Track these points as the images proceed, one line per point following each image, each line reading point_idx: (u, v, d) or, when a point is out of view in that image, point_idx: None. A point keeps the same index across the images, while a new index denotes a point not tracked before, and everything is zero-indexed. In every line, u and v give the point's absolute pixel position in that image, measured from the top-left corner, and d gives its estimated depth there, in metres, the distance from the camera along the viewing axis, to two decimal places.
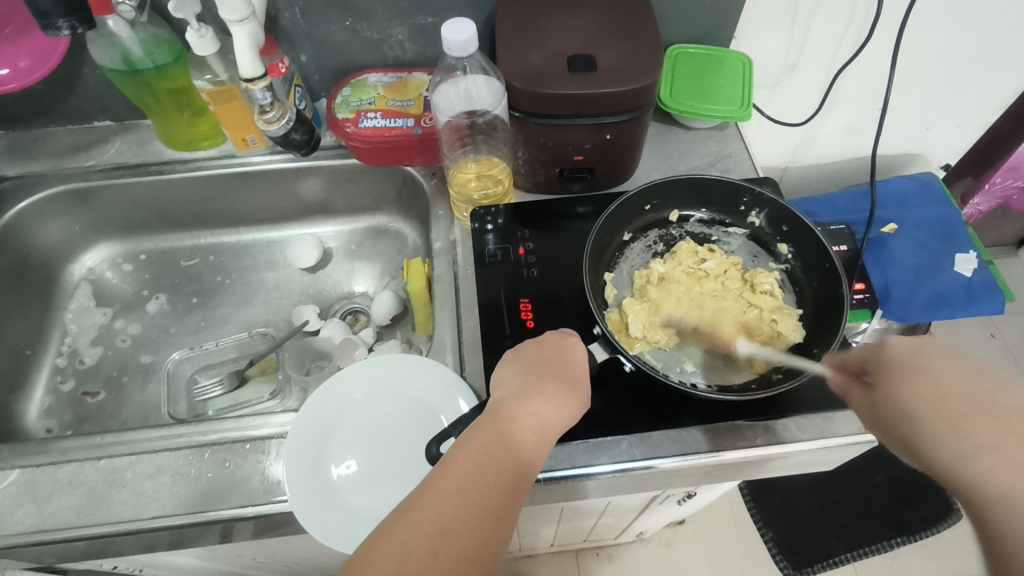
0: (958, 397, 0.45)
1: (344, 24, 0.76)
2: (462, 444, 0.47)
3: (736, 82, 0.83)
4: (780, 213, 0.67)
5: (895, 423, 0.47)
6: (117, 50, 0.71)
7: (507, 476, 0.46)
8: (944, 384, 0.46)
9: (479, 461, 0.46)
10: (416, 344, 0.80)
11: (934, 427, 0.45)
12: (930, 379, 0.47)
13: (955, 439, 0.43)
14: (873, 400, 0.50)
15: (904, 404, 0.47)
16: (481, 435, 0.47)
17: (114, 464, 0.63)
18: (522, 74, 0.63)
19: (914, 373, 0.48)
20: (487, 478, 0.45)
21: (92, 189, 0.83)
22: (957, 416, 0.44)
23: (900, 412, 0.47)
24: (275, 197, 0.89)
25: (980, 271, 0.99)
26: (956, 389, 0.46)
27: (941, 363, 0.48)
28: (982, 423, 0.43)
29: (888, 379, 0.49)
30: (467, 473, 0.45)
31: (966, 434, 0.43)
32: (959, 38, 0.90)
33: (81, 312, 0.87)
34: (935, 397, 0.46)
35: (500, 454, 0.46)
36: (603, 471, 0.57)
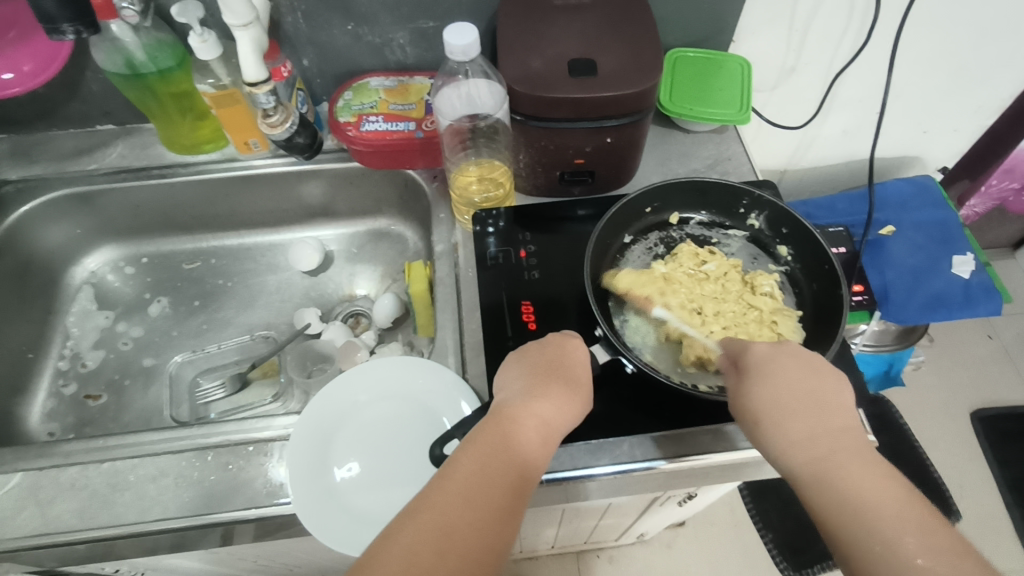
0: (793, 392, 0.50)
1: (345, 28, 0.77)
2: (467, 445, 0.47)
3: (734, 86, 0.83)
4: (779, 216, 0.68)
5: (754, 421, 0.50)
6: (121, 54, 0.72)
7: (513, 477, 0.46)
8: (788, 385, 0.50)
9: (484, 462, 0.46)
10: (417, 347, 0.81)
11: (772, 424, 0.49)
12: (783, 382, 0.50)
13: (789, 434, 0.48)
14: (736, 394, 0.52)
15: (756, 404, 0.50)
16: (485, 437, 0.48)
17: (117, 466, 0.63)
18: (523, 79, 0.64)
19: (765, 374, 0.51)
20: (492, 479, 0.45)
21: (94, 193, 0.83)
22: (797, 415, 0.49)
23: (763, 412, 0.50)
24: (276, 200, 0.89)
25: (977, 273, 1.00)
26: (798, 388, 0.50)
27: (795, 364, 0.51)
28: (806, 412, 0.49)
29: (750, 379, 0.52)
30: (472, 475, 0.45)
31: (798, 431, 0.48)
32: (956, 42, 0.91)
33: (82, 315, 0.87)
34: (774, 396, 0.50)
35: (504, 456, 0.47)
36: (605, 472, 0.58)
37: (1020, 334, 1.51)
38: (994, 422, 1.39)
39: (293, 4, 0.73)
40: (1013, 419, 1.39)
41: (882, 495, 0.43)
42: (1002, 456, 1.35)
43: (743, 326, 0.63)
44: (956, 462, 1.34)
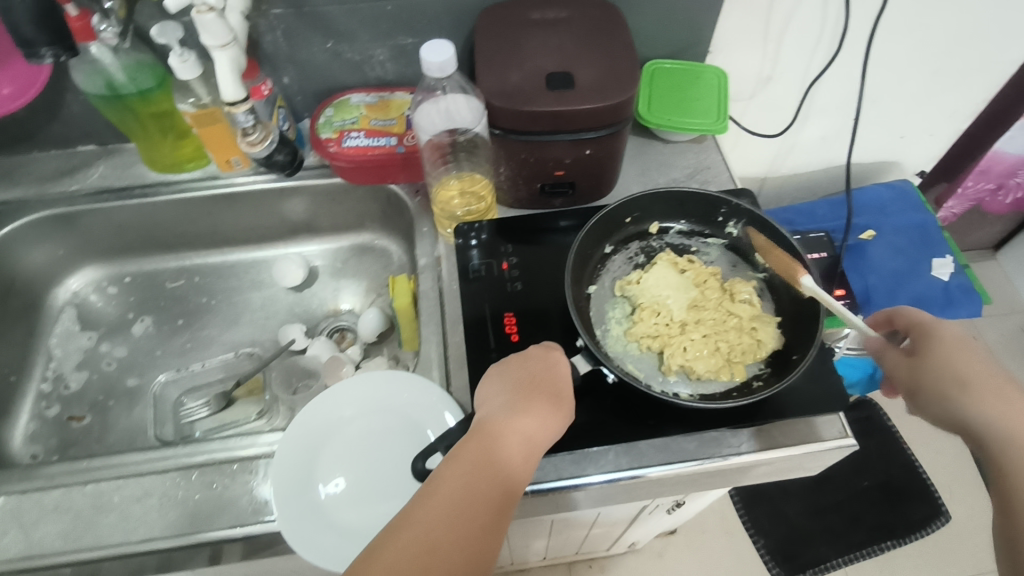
0: (981, 374, 0.49)
1: (325, 46, 0.78)
2: (450, 461, 0.47)
3: (711, 96, 0.85)
4: (757, 224, 0.69)
5: (936, 392, 0.50)
6: (101, 76, 0.72)
7: (498, 495, 0.46)
8: (977, 367, 0.50)
9: (467, 479, 0.46)
10: (403, 361, 0.81)
11: (952, 397, 0.49)
12: (969, 362, 0.50)
13: (979, 411, 0.48)
14: (916, 368, 0.52)
15: (944, 378, 0.50)
16: (468, 453, 0.48)
17: (100, 489, 0.63)
18: (501, 93, 0.65)
19: (950, 352, 0.51)
20: (476, 496, 0.46)
21: (76, 214, 0.83)
22: (989, 391, 0.48)
23: (947, 385, 0.50)
24: (259, 217, 0.90)
25: (957, 275, 1.02)
26: (980, 369, 0.49)
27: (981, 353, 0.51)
28: (999, 393, 0.48)
29: (934, 353, 0.52)
30: (456, 491, 0.45)
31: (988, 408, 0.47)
32: (927, 48, 0.93)
33: (65, 336, 0.87)
34: (963, 373, 0.50)
35: (490, 473, 0.47)
36: (590, 482, 0.58)
37: (1003, 334, 1.54)
38: None
39: (273, 23, 0.74)
40: None
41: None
42: None
43: (723, 334, 0.63)
44: (943, 462, 1.35)
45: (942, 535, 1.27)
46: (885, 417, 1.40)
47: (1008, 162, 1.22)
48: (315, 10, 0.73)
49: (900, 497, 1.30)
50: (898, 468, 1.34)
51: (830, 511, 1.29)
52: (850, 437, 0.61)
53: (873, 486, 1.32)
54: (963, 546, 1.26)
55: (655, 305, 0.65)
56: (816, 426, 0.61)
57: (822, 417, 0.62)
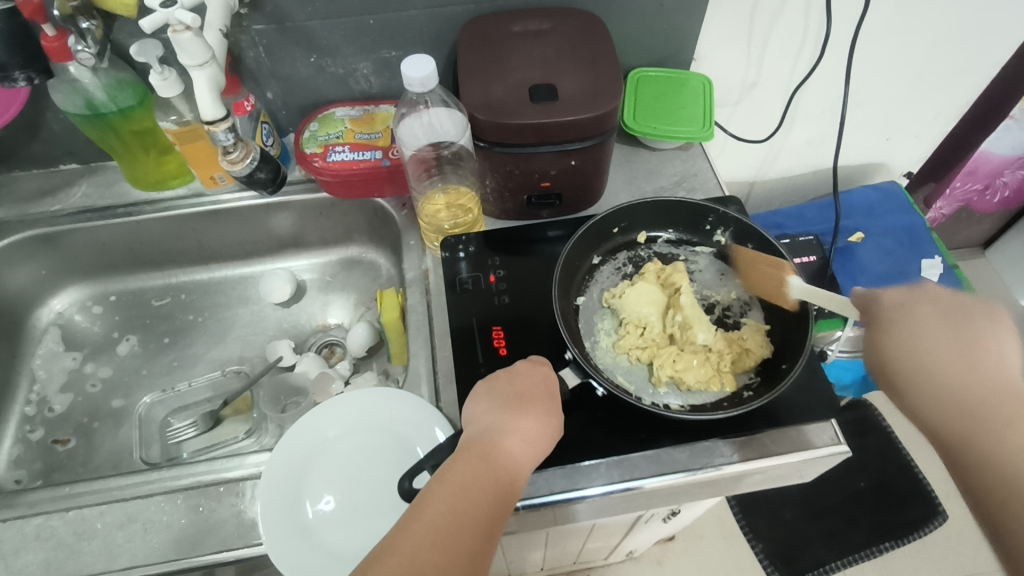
0: (933, 340, 0.48)
1: (308, 61, 0.77)
2: (436, 485, 0.47)
3: (697, 104, 0.85)
4: (744, 232, 0.69)
5: (884, 373, 0.50)
6: (80, 95, 0.71)
7: (483, 519, 0.46)
8: (917, 335, 0.49)
9: (453, 502, 0.46)
10: (393, 375, 0.80)
11: (903, 378, 0.49)
12: (910, 331, 0.50)
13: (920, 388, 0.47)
14: (872, 350, 0.52)
15: (898, 360, 0.49)
16: (455, 475, 0.47)
17: (84, 515, 0.61)
18: (484, 106, 0.64)
19: (891, 323, 0.51)
20: (462, 521, 0.45)
21: (59, 234, 0.82)
22: (924, 357, 0.48)
23: (897, 364, 0.49)
24: (245, 233, 0.89)
25: (944, 277, 1.03)
26: (932, 339, 0.48)
27: (921, 318, 0.50)
28: (953, 363, 0.47)
29: (882, 330, 0.51)
30: (441, 516, 0.45)
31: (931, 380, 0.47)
32: (910, 52, 0.93)
33: (49, 357, 0.85)
34: (918, 344, 0.49)
35: (475, 496, 0.47)
36: (588, 494, 0.57)
37: None
38: None
39: (254, 39, 0.73)
40: None
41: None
42: None
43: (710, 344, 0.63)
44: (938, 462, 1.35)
45: (940, 535, 1.26)
46: (880, 418, 1.40)
47: (994, 161, 1.23)
48: (297, 26, 0.73)
49: (896, 497, 1.30)
50: (894, 469, 1.34)
51: (828, 513, 1.29)
52: (842, 444, 0.60)
53: (870, 487, 1.31)
54: (961, 546, 1.25)
55: (641, 318, 0.64)
56: (808, 434, 0.60)
57: (814, 425, 0.61)
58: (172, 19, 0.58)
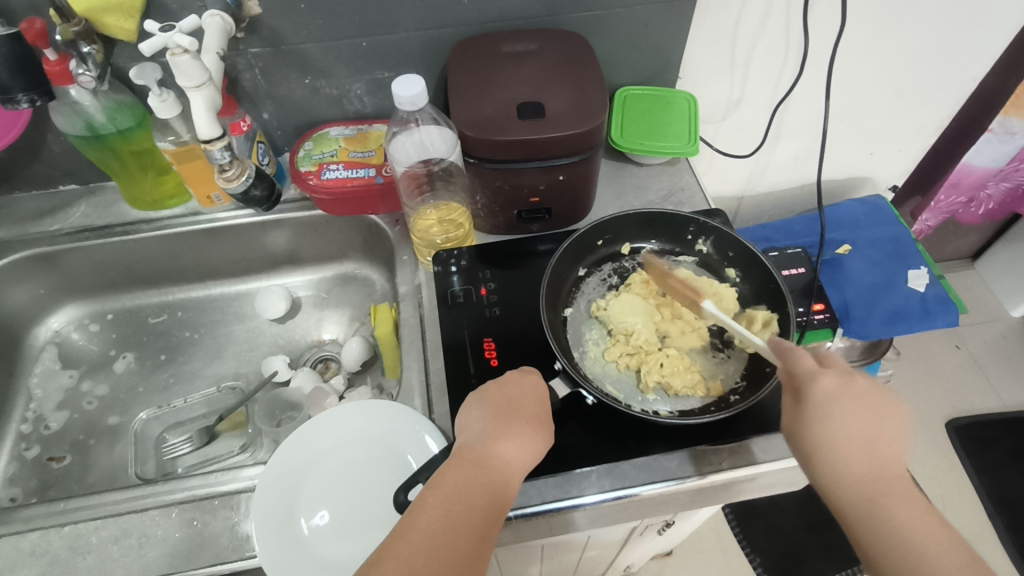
0: (861, 432, 0.50)
1: (303, 82, 0.79)
2: (429, 490, 0.48)
3: (682, 120, 0.87)
4: (725, 240, 0.70)
5: (807, 450, 0.51)
6: (81, 117, 0.73)
7: (478, 524, 0.47)
8: (846, 427, 0.50)
9: (447, 507, 0.47)
10: (386, 389, 0.81)
11: (836, 465, 0.49)
12: (842, 415, 0.50)
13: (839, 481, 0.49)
14: (795, 421, 0.52)
15: (819, 435, 0.50)
16: (448, 482, 0.49)
17: (78, 530, 0.62)
18: (474, 123, 0.66)
19: (823, 407, 0.51)
20: (457, 525, 0.46)
21: (57, 253, 0.83)
22: (846, 456, 0.49)
23: (820, 447, 0.50)
24: (242, 250, 0.90)
25: (932, 286, 1.04)
26: (861, 430, 0.50)
27: (852, 400, 0.51)
28: (861, 452, 0.49)
29: (808, 413, 0.51)
30: (436, 522, 0.46)
31: (853, 466, 0.49)
32: (890, 68, 0.96)
33: (46, 375, 0.86)
34: (842, 429, 0.50)
35: (469, 502, 0.48)
36: (585, 502, 0.58)
37: (986, 341, 1.56)
38: (969, 430, 1.41)
39: (250, 62, 0.76)
40: (985, 426, 1.42)
41: (917, 528, 0.46)
42: (979, 463, 1.37)
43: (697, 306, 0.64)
44: (933, 473, 1.36)
45: None
46: None
47: (976, 175, 1.25)
48: (292, 48, 0.75)
49: None
50: None
51: (826, 525, 1.29)
52: None
53: None
54: None
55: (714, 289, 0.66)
56: None
57: None
58: (171, 43, 0.60)
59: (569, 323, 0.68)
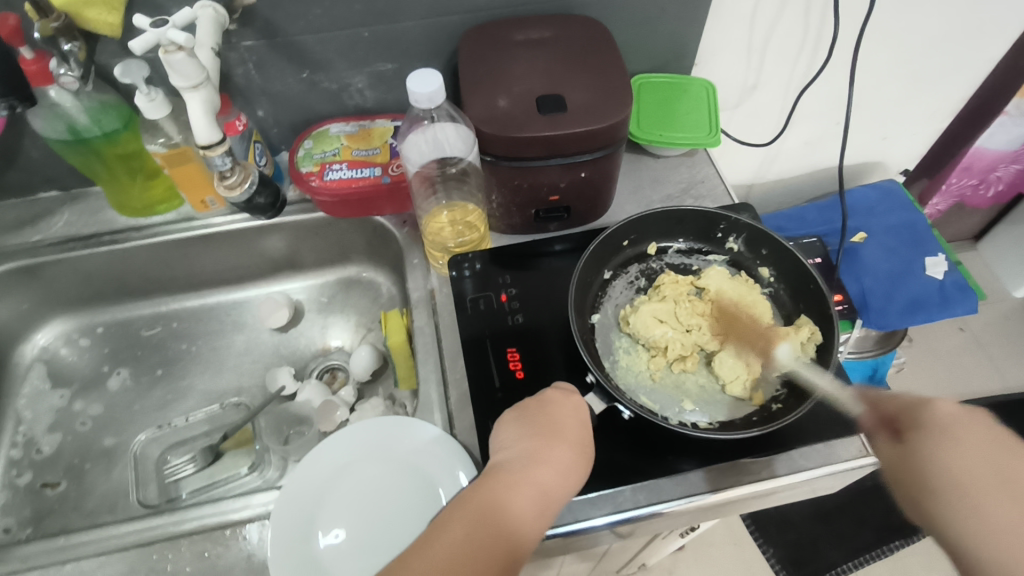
0: (981, 463, 0.44)
1: (300, 76, 0.74)
2: (455, 510, 0.45)
3: (701, 109, 0.83)
4: (758, 237, 0.66)
5: (911, 484, 0.46)
6: (62, 120, 0.67)
7: (500, 557, 0.43)
8: (972, 461, 0.44)
9: (470, 531, 0.44)
10: (399, 400, 0.77)
11: (960, 498, 0.43)
12: (975, 452, 0.45)
13: (964, 522, 0.42)
14: (904, 458, 0.47)
15: (936, 471, 0.45)
16: (474, 505, 0.45)
17: (81, 568, 0.58)
18: (490, 119, 0.62)
19: (947, 442, 0.45)
20: (475, 552, 0.43)
21: (41, 265, 0.78)
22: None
23: (948, 484, 0.44)
24: (239, 256, 0.85)
25: (950, 273, 1.02)
26: (986, 463, 0.44)
27: (978, 432, 0.45)
28: (997, 498, 0.42)
29: (925, 442, 0.46)
30: (454, 545, 0.43)
31: (975, 515, 0.42)
32: (909, 49, 0.92)
33: (35, 396, 0.81)
34: (974, 469, 0.44)
35: (495, 534, 0.44)
36: (596, 526, 0.54)
37: (989, 323, 1.55)
38: None
39: (243, 56, 0.70)
40: (993, 408, 1.42)
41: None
42: None
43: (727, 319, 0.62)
44: None
45: None
46: None
47: (988, 157, 1.23)
48: (288, 40, 0.70)
49: None
50: None
51: (837, 513, 1.28)
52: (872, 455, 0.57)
53: (877, 486, 1.31)
54: None
55: (752, 299, 0.64)
56: (836, 446, 0.58)
57: (842, 436, 0.59)
58: (164, 39, 0.54)
59: (597, 330, 0.64)
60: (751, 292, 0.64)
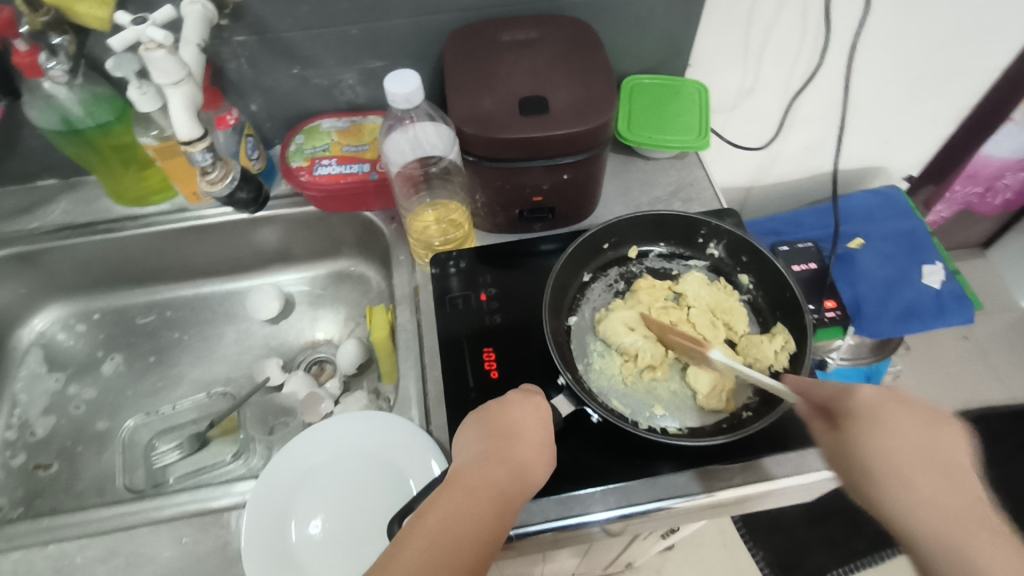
0: (913, 444, 0.44)
1: (292, 72, 0.75)
2: (419, 517, 0.45)
3: (693, 112, 0.82)
4: (738, 244, 0.66)
5: (853, 475, 0.45)
6: (56, 111, 0.69)
7: (469, 560, 0.43)
8: (902, 443, 0.44)
9: (437, 536, 0.43)
10: (383, 394, 0.78)
11: (897, 482, 0.43)
12: (904, 433, 0.45)
13: (906, 505, 0.42)
14: (840, 448, 0.47)
15: (873, 458, 0.44)
16: (437, 509, 0.45)
17: (63, 549, 0.60)
18: (472, 120, 0.62)
19: (879, 428, 0.45)
20: (444, 555, 0.42)
21: (39, 252, 0.80)
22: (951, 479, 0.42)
23: (884, 470, 0.44)
24: (231, 247, 0.87)
25: (948, 282, 1.00)
26: (917, 445, 0.44)
27: (896, 412, 0.46)
28: (931, 479, 0.42)
29: (858, 429, 0.46)
30: (422, 552, 0.42)
31: (916, 499, 0.42)
32: (910, 55, 0.91)
33: (31, 379, 0.83)
34: (907, 451, 0.44)
35: (460, 537, 0.44)
36: (594, 520, 0.55)
37: (994, 332, 1.53)
38: (977, 422, 1.39)
39: (235, 51, 0.71)
40: (994, 419, 1.40)
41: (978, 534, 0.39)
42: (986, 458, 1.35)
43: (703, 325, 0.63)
44: None
45: None
46: None
47: (995, 164, 1.21)
48: (279, 37, 0.70)
49: None
50: None
51: (829, 519, 1.28)
52: None
53: None
54: None
55: (727, 305, 0.65)
56: (809, 455, 0.58)
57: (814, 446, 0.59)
58: (144, 37, 0.56)
59: (574, 332, 0.64)
60: (729, 299, 0.65)
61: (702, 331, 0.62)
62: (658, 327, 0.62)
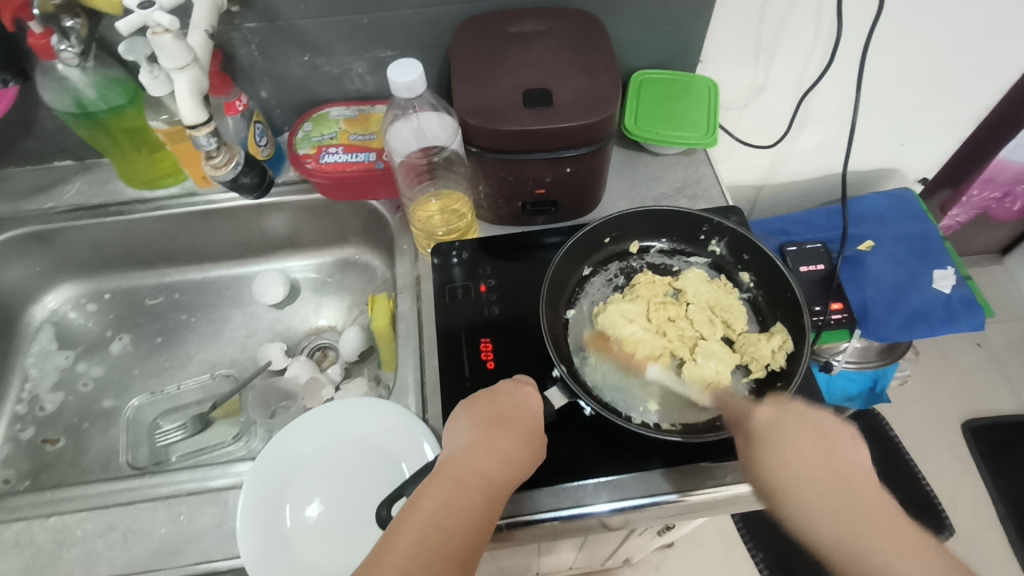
0: (812, 454, 0.48)
1: (302, 60, 0.75)
2: (408, 510, 0.45)
3: (701, 108, 0.82)
4: (740, 242, 0.66)
5: (766, 489, 0.49)
6: (70, 93, 0.70)
7: (459, 551, 0.44)
8: (805, 454, 0.48)
9: (427, 529, 0.44)
10: (383, 381, 0.79)
11: (800, 493, 0.47)
12: (801, 446, 0.49)
13: (811, 514, 0.46)
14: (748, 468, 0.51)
15: (780, 473, 0.48)
16: (426, 502, 0.45)
17: (64, 521, 0.61)
18: (476, 111, 0.62)
19: (777, 444, 0.49)
20: (434, 547, 0.43)
21: (52, 232, 0.81)
22: (855, 489, 0.46)
23: (793, 480, 0.47)
24: (239, 232, 0.88)
25: (958, 287, 0.99)
26: (814, 455, 0.48)
27: (799, 427, 0.50)
28: (836, 485, 0.46)
29: (761, 450, 0.50)
30: (413, 546, 0.43)
31: (819, 508, 0.46)
32: (927, 55, 0.89)
33: (42, 355, 0.85)
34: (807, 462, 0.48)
35: (450, 529, 0.44)
36: (595, 511, 0.55)
37: (1009, 340, 1.50)
38: (987, 431, 1.37)
39: (246, 37, 0.72)
40: (1005, 428, 1.37)
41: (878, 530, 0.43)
42: (995, 467, 1.33)
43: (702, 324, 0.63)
44: (946, 475, 1.33)
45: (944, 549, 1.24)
46: (889, 428, 1.38)
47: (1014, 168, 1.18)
48: (289, 24, 0.71)
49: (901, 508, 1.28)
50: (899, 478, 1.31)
51: None
52: None
53: None
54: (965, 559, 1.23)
55: (727, 303, 0.64)
56: None
57: None
58: (150, 21, 0.57)
59: (571, 325, 0.64)
60: (728, 297, 0.65)
61: (700, 329, 0.63)
62: (655, 324, 0.63)
